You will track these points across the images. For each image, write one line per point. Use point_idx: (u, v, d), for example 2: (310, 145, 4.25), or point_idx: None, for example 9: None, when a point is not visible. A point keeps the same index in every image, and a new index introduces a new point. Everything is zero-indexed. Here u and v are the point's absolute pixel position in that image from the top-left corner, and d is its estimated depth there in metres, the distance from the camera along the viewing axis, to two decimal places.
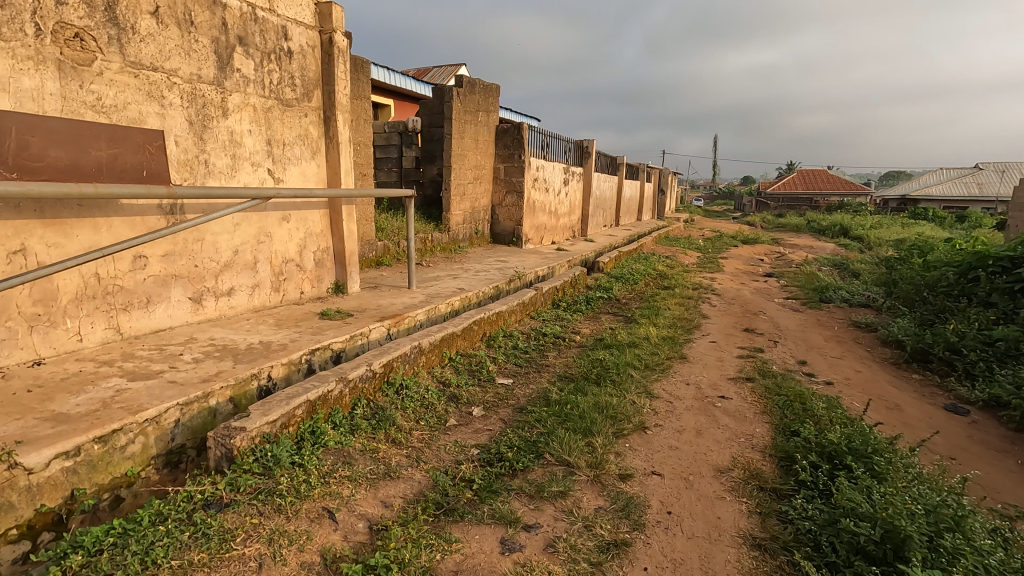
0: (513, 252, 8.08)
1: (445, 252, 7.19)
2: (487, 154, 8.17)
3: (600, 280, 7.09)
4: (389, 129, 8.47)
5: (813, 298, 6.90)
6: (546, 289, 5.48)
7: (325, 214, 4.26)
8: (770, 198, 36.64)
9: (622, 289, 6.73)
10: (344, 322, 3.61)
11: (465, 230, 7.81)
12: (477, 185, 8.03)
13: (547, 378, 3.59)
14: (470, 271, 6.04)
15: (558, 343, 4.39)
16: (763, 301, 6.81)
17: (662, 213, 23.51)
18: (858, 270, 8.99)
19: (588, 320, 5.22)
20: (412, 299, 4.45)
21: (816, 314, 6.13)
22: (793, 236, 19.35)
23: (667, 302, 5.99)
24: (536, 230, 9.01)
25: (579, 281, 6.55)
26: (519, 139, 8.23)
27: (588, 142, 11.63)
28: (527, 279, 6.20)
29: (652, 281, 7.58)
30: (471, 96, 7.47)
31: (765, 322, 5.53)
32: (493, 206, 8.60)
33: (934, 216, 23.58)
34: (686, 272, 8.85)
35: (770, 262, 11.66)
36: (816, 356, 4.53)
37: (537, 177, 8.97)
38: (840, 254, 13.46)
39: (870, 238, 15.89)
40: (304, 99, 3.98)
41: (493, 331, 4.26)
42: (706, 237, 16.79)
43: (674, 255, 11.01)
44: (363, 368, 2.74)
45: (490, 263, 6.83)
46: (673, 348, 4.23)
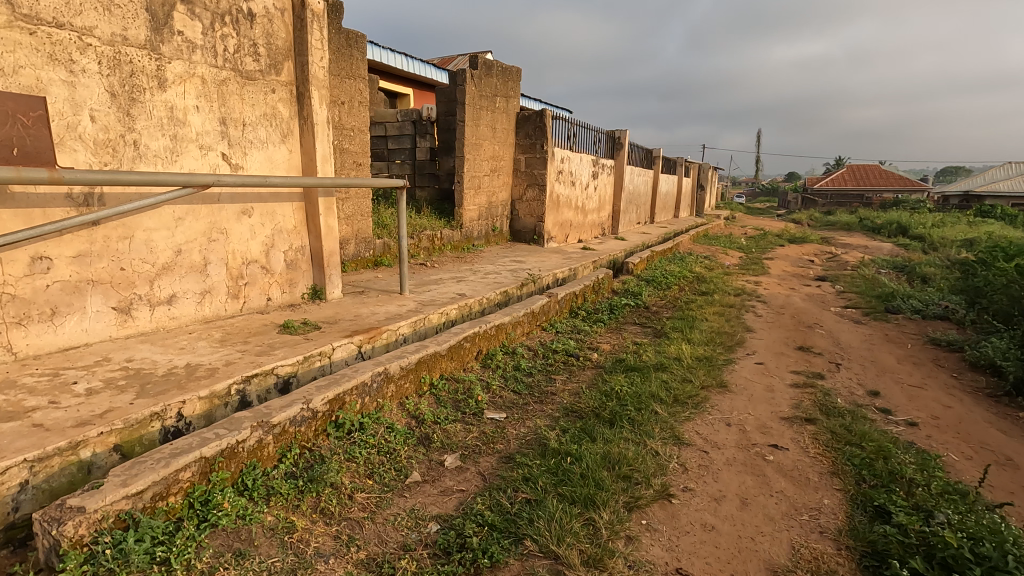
0: (532, 251, 7.38)
1: (457, 251, 6.56)
2: (506, 144, 7.49)
3: (628, 284, 6.32)
4: (402, 118, 7.89)
5: (877, 308, 5.95)
6: (563, 296, 4.77)
7: (298, 207, 3.67)
8: (818, 194, 34.69)
9: (653, 295, 5.95)
10: (306, 337, 3.00)
11: (480, 227, 7.16)
12: (495, 178, 7.37)
13: (550, 411, 2.89)
14: (479, 273, 5.39)
15: (570, 362, 3.68)
16: (818, 311, 5.90)
17: (701, 210, 22.31)
18: (927, 275, 7.91)
19: (610, 333, 4.48)
20: (401, 307, 3.82)
21: (882, 327, 5.22)
22: (845, 235, 17.98)
23: (704, 311, 5.18)
24: (559, 228, 8.28)
25: (603, 286, 5.80)
26: (541, 127, 7.52)
27: (620, 132, 10.80)
28: (543, 282, 5.50)
29: (687, 285, 6.76)
30: (487, 79, 6.80)
31: (822, 337, 4.67)
32: (513, 201, 7.92)
33: (1005, 215, 21.61)
34: (727, 274, 7.96)
35: (821, 263, 10.58)
36: (891, 384, 3.69)
37: (562, 170, 8.24)
38: (900, 255, 12.23)
39: (933, 238, 14.49)
40: (271, 71, 3.39)
41: (492, 347, 3.58)
42: (748, 235, 15.69)
43: (713, 255, 10.10)
44: (296, 409, 2.10)
45: (504, 263, 6.16)
46: (710, 373, 3.46)
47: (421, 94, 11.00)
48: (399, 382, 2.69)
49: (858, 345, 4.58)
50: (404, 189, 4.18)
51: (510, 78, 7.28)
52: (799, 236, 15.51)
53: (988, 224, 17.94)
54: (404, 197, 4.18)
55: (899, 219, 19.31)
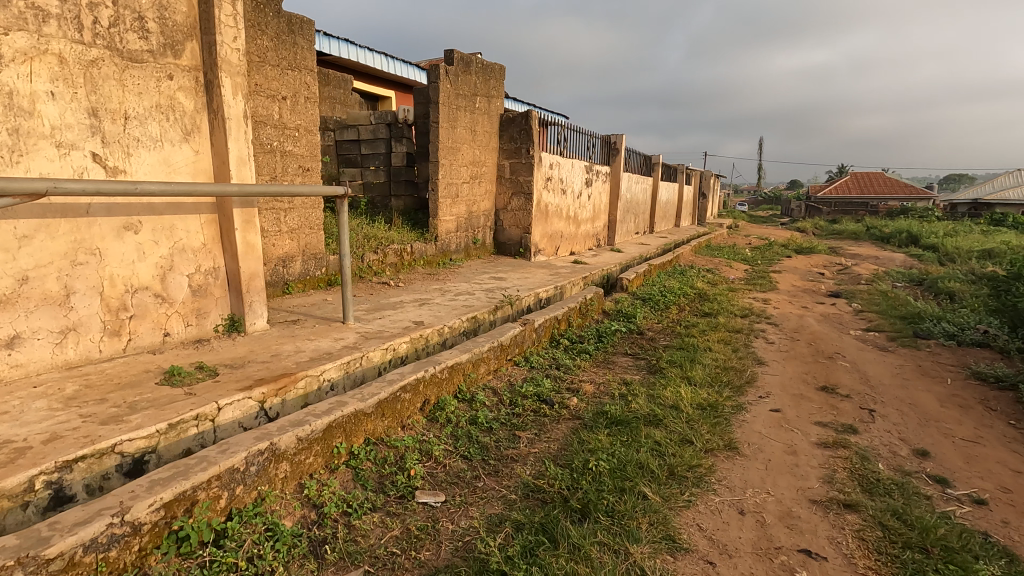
0: (517, 266, 6.72)
1: (431, 267, 5.88)
2: (488, 149, 6.84)
3: (622, 304, 5.64)
4: (376, 121, 7.25)
5: (904, 332, 5.25)
6: (541, 324, 4.08)
7: (208, 220, 2.99)
8: (822, 202, 33.98)
9: (650, 318, 5.25)
10: (190, 389, 2.32)
11: (459, 240, 6.50)
12: (475, 186, 6.70)
13: (506, 490, 2.19)
14: (448, 294, 4.71)
15: (542, 412, 2.98)
16: (836, 336, 5.19)
17: (703, 219, 21.64)
18: (952, 291, 7.22)
19: (596, 369, 3.79)
20: (336, 341, 3.13)
21: (913, 357, 4.52)
22: (852, 245, 17.31)
23: (707, 339, 4.49)
24: (548, 240, 7.60)
25: (592, 307, 5.12)
26: (526, 130, 6.87)
27: (615, 137, 10.16)
28: (523, 304, 4.82)
29: (688, 304, 6.07)
30: (465, 76, 6.16)
31: (847, 371, 3.97)
32: (497, 211, 7.25)
33: (1017, 224, 20.95)
34: (733, 290, 7.28)
35: (832, 277, 9.88)
36: (939, 439, 2.98)
37: (552, 176, 7.58)
38: (915, 267, 11.53)
39: (947, 248, 13.83)
40: (166, 53, 2.73)
41: (444, 395, 2.88)
42: (753, 245, 15.03)
43: (716, 268, 9.41)
44: (98, 526, 1.40)
45: (481, 281, 5.49)
46: (715, 428, 2.76)
47: (404, 97, 10.34)
48: (297, 459, 2.00)
49: (888, 381, 3.88)
50: (346, 197, 3.48)
51: (492, 77, 6.65)
52: (806, 246, 14.82)
53: (1003, 234, 17.26)
54: (347, 206, 3.48)
55: (909, 227, 18.61)
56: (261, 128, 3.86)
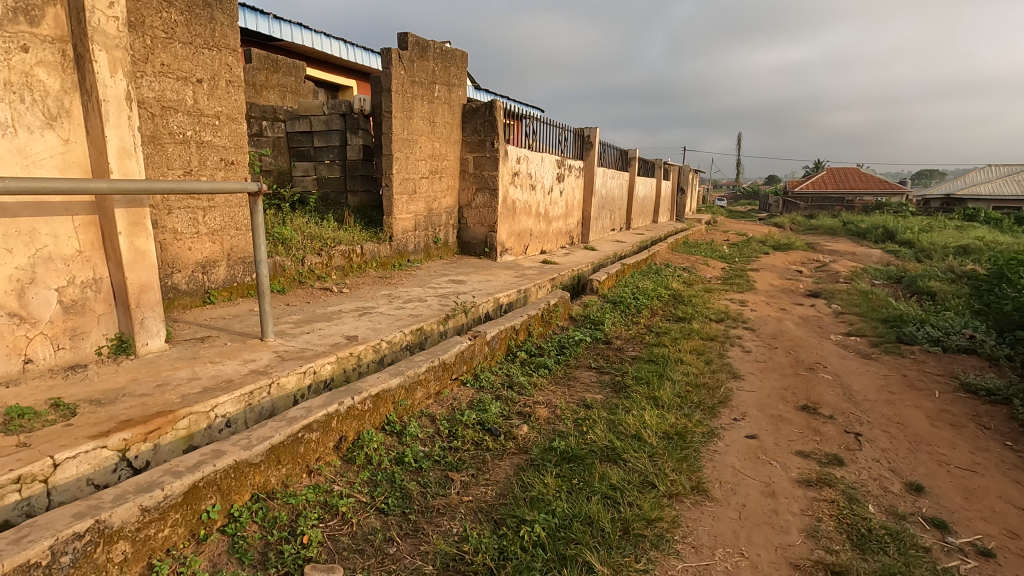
0: (481, 267, 6.30)
1: (384, 270, 5.43)
2: (449, 142, 6.39)
3: (590, 310, 5.25)
4: (330, 111, 6.74)
5: (887, 337, 4.95)
6: (495, 336, 3.66)
7: (86, 223, 2.51)
8: (799, 197, 34.13)
9: (619, 325, 4.87)
10: (30, 437, 1.85)
11: (418, 240, 6.05)
12: (436, 181, 6.25)
13: (422, 559, 1.77)
14: (396, 301, 4.26)
15: (485, 444, 2.57)
16: (817, 342, 4.87)
17: (682, 215, 21.42)
18: (932, 291, 6.99)
19: (555, 387, 3.39)
20: (245, 364, 2.68)
21: (898, 367, 4.22)
22: (830, 240, 17.24)
23: (679, 349, 4.12)
24: (516, 239, 7.18)
25: (556, 314, 4.72)
26: (490, 122, 6.43)
27: (588, 130, 9.77)
28: (480, 311, 4.40)
29: (661, 308, 5.72)
30: (421, 62, 5.69)
31: (828, 385, 3.63)
32: (461, 208, 6.81)
33: (989, 220, 21.21)
34: (709, 291, 6.96)
35: (810, 275, 9.66)
36: (933, 468, 2.64)
37: (520, 171, 7.15)
38: (893, 264, 11.38)
39: (924, 244, 13.77)
40: (18, 19, 2.24)
41: (367, 428, 2.45)
42: (731, 241, 14.82)
43: (692, 266, 9.10)
44: None
45: (438, 285, 5.05)
46: (682, 464, 2.38)
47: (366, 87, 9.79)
48: (143, 535, 1.55)
49: (873, 396, 3.55)
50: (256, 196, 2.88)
51: (453, 63, 6.19)
52: (784, 242, 14.63)
53: (977, 230, 17.32)
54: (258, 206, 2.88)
55: (885, 223, 18.60)
56: (169, 114, 3.37)
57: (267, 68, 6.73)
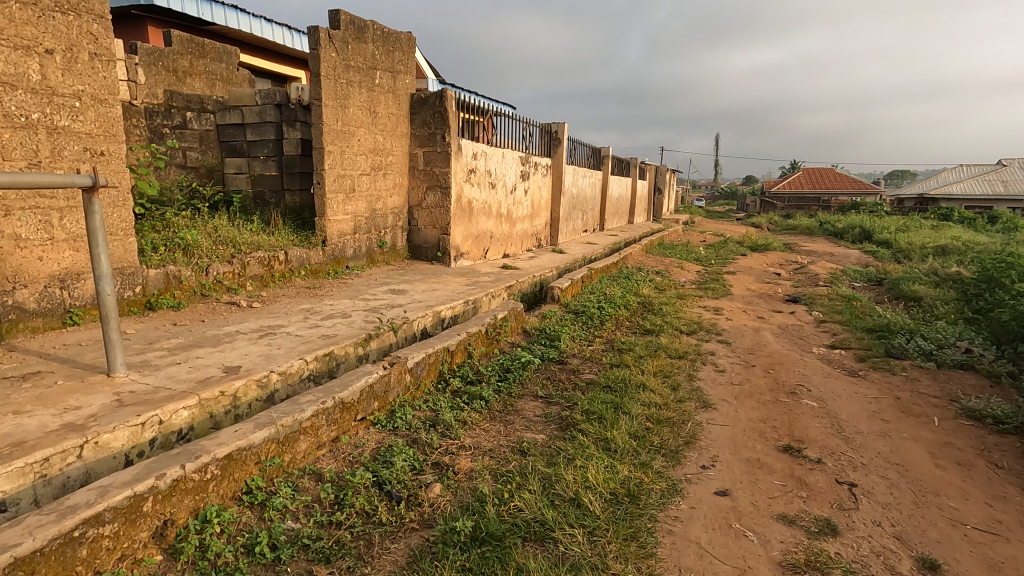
0: (431, 274, 5.68)
1: (315, 279, 4.79)
2: (395, 135, 5.77)
3: (546, 324, 4.68)
4: (263, 100, 6.04)
5: (875, 350, 4.46)
6: (420, 362, 3.05)
7: None
8: (776, 197, 34.13)
9: (577, 342, 4.31)
10: None
11: (358, 244, 5.41)
12: (380, 179, 5.62)
13: None
14: (313, 318, 3.62)
15: (377, 519, 1.96)
16: (798, 357, 4.36)
17: (659, 215, 21.02)
18: (916, 296, 6.57)
19: (489, 425, 2.79)
20: (61, 414, 2.02)
21: (889, 388, 3.72)
22: (807, 241, 17.00)
23: (642, 371, 3.56)
24: (473, 242, 6.58)
25: (506, 329, 4.13)
26: (441, 113, 5.82)
27: (556, 126, 9.21)
28: (413, 328, 3.78)
29: (628, 318, 5.16)
30: (359, 44, 5.05)
31: (813, 416, 3.09)
32: (410, 208, 6.19)
33: (963, 220, 21.25)
34: (682, 297, 6.44)
35: (789, 278, 9.24)
36: (949, 533, 2.11)
37: (477, 168, 6.55)
38: (872, 266, 11.04)
39: (901, 244, 13.55)
40: None
41: (211, 503, 1.82)
42: (708, 242, 14.40)
43: (665, 270, 8.59)
44: None
45: (373, 296, 4.43)
46: (630, 547, 1.80)
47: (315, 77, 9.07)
48: None
49: (865, 428, 3.02)
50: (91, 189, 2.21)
51: (397, 48, 5.56)
52: (762, 242, 14.26)
53: (953, 229, 17.21)
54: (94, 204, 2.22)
55: (861, 223, 18.41)
56: (4, 91, 2.69)
57: (190, 52, 5.98)
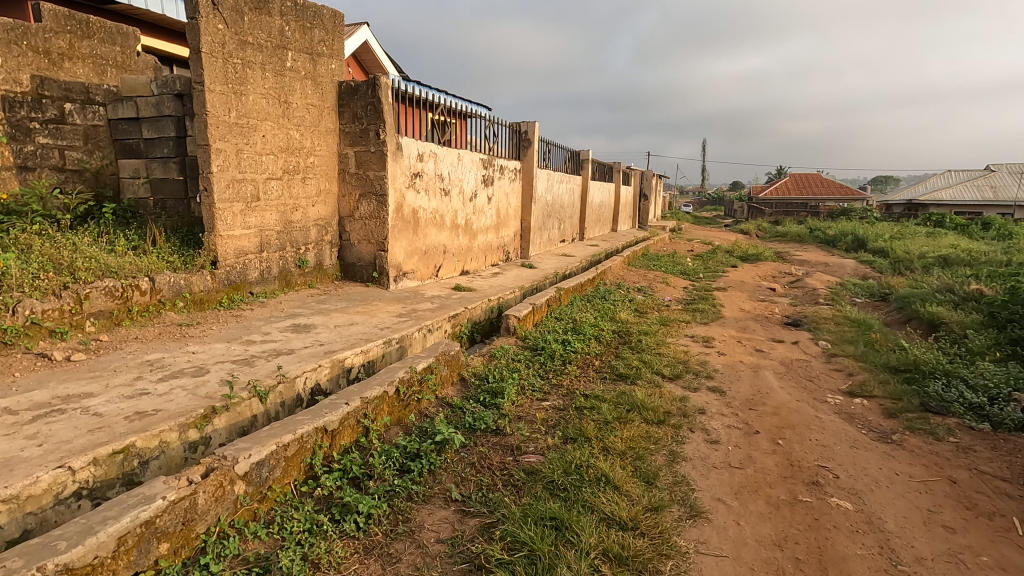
0: (361, 299, 4.67)
1: (197, 311, 3.75)
2: (317, 132, 4.75)
3: (492, 370, 3.67)
4: (160, 89, 4.94)
5: (907, 402, 3.51)
6: (266, 459, 2.01)
7: None
8: (764, 202, 33.50)
9: (528, 398, 3.30)
10: None
11: (266, 264, 4.39)
12: (297, 185, 4.61)
13: None
14: (147, 379, 2.59)
15: None
16: (811, 413, 3.39)
17: (644, 222, 20.18)
18: (937, 321, 5.65)
19: (356, 572, 1.77)
20: None
21: (939, 466, 2.76)
22: (799, 249, 16.22)
23: (606, 453, 2.56)
24: (419, 259, 5.57)
25: (430, 384, 3.11)
26: (374, 105, 4.83)
27: (526, 125, 8.23)
28: (295, 388, 2.76)
29: (598, 356, 4.18)
30: (259, 16, 4.05)
31: (850, 531, 2.11)
32: (341, 219, 5.17)
33: (957, 226, 20.65)
34: (665, 323, 5.48)
35: (785, 294, 8.35)
36: None
37: (423, 172, 5.54)
38: (873, 279, 10.17)
39: (900, 254, 12.77)
40: None
41: None
42: (696, 252, 13.50)
43: (648, 287, 7.65)
44: None
45: (263, 337, 3.40)
46: None
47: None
48: None
49: (927, 551, 2.05)
50: None
51: (315, 24, 4.56)
52: (753, 251, 13.38)
53: (949, 237, 16.52)
54: None
55: (854, 230, 17.62)
56: None
57: (70, 31, 4.94)
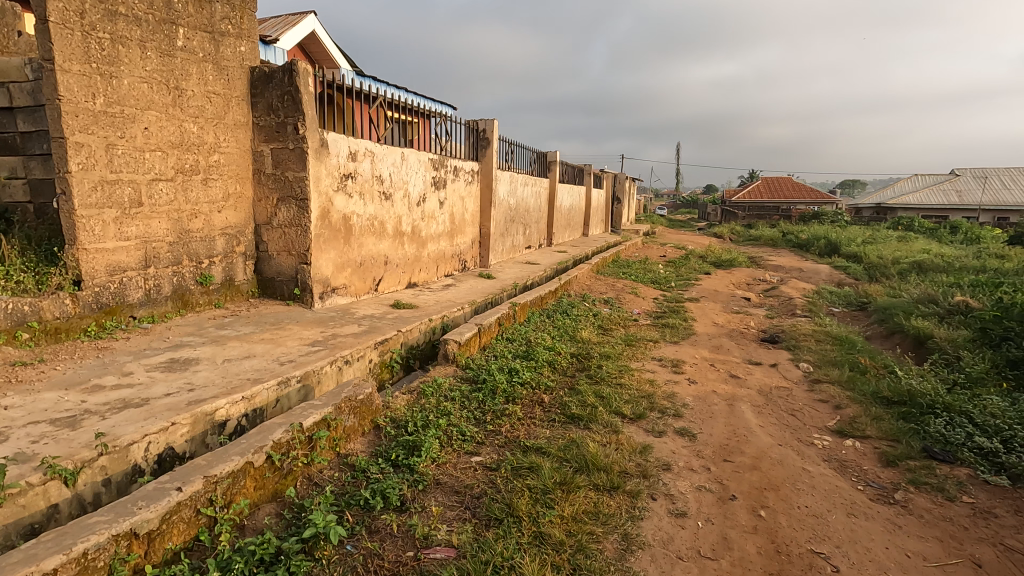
0: (274, 322, 3.97)
1: (47, 344, 3.01)
2: (221, 125, 4.04)
3: (416, 414, 3.01)
4: (35, 74, 4.16)
5: (907, 447, 2.97)
6: None
7: None
8: (737, 205, 33.46)
9: (454, 454, 2.66)
10: None
11: (155, 282, 3.67)
12: (196, 187, 3.89)
13: None
14: None
15: None
16: (796, 462, 2.82)
17: (617, 226, 19.77)
18: (924, 338, 5.20)
19: None
20: None
21: (958, 542, 2.21)
22: (773, 254, 15.97)
23: (538, 544, 1.94)
24: (353, 273, 4.89)
25: (324, 442, 2.45)
26: (292, 95, 4.14)
27: (484, 123, 7.60)
28: (128, 459, 2.07)
29: (548, 390, 3.57)
30: None
31: None
32: (257, 227, 4.47)
33: (925, 229, 20.77)
34: (630, 343, 4.90)
35: (760, 304, 7.89)
36: None
37: (357, 174, 4.86)
38: (849, 287, 9.81)
39: (874, 260, 12.53)
40: None
41: None
42: (668, 258, 13.07)
43: (616, 298, 7.10)
44: None
45: (119, 380, 2.68)
46: None
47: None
48: None
49: None
50: None
51: None
52: (726, 257, 12.98)
53: (921, 241, 16.45)
54: None
55: (826, 234, 17.45)
56: None
57: None
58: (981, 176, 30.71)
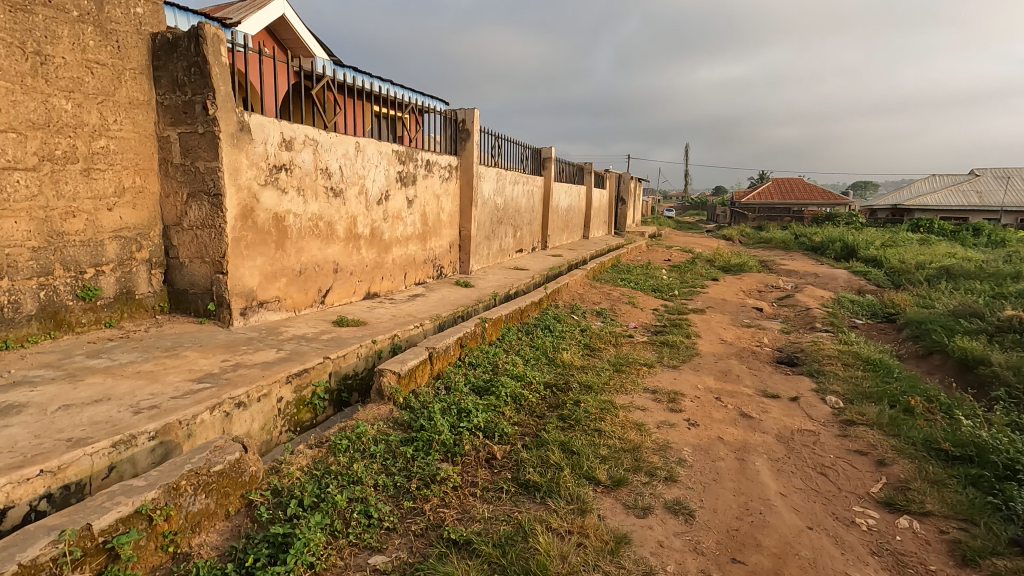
0: (171, 346, 3.19)
1: None
2: (110, 104, 3.28)
3: (313, 483, 2.22)
4: None
5: (988, 538, 2.14)
6: None
7: None
8: (746, 207, 32.51)
9: (345, 555, 1.86)
10: None
11: (11, 298, 2.90)
12: (72, 179, 3.12)
13: None
14: None
15: None
16: (836, 563, 1.99)
17: (621, 229, 18.95)
18: (973, 364, 4.35)
19: None
20: None
21: None
22: (785, 258, 15.10)
23: None
24: (290, 283, 4.11)
25: (139, 545, 1.66)
26: (200, 67, 3.37)
27: (464, 113, 6.80)
28: None
29: (505, 442, 2.76)
30: None
31: None
32: (166, 229, 3.71)
33: (945, 232, 19.77)
34: (619, 369, 4.08)
35: (774, 316, 7.05)
36: None
37: (293, 165, 4.07)
38: (871, 296, 8.92)
39: (896, 265, 11.63)
40: None
41: None
42: (673, 262, 12.24)
43: (611, 310, 6.28)
44: None
45: None
46: None
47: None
48: None
49: None
50: None
51: None
52: (736, 261, 12.09)
53: (943, 244, 15.50)
54: None
55: (842, 236, 16.53)
56: None
57: None
58: (1002, 177, 29.55)
